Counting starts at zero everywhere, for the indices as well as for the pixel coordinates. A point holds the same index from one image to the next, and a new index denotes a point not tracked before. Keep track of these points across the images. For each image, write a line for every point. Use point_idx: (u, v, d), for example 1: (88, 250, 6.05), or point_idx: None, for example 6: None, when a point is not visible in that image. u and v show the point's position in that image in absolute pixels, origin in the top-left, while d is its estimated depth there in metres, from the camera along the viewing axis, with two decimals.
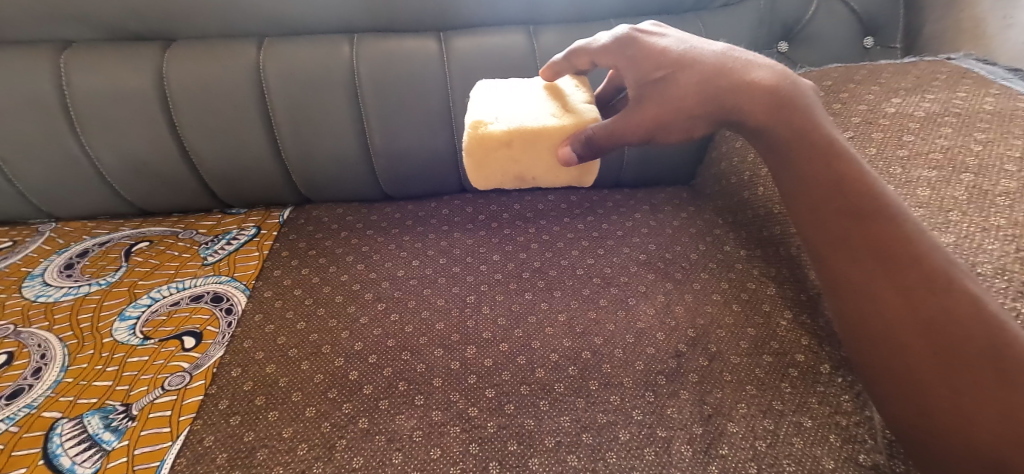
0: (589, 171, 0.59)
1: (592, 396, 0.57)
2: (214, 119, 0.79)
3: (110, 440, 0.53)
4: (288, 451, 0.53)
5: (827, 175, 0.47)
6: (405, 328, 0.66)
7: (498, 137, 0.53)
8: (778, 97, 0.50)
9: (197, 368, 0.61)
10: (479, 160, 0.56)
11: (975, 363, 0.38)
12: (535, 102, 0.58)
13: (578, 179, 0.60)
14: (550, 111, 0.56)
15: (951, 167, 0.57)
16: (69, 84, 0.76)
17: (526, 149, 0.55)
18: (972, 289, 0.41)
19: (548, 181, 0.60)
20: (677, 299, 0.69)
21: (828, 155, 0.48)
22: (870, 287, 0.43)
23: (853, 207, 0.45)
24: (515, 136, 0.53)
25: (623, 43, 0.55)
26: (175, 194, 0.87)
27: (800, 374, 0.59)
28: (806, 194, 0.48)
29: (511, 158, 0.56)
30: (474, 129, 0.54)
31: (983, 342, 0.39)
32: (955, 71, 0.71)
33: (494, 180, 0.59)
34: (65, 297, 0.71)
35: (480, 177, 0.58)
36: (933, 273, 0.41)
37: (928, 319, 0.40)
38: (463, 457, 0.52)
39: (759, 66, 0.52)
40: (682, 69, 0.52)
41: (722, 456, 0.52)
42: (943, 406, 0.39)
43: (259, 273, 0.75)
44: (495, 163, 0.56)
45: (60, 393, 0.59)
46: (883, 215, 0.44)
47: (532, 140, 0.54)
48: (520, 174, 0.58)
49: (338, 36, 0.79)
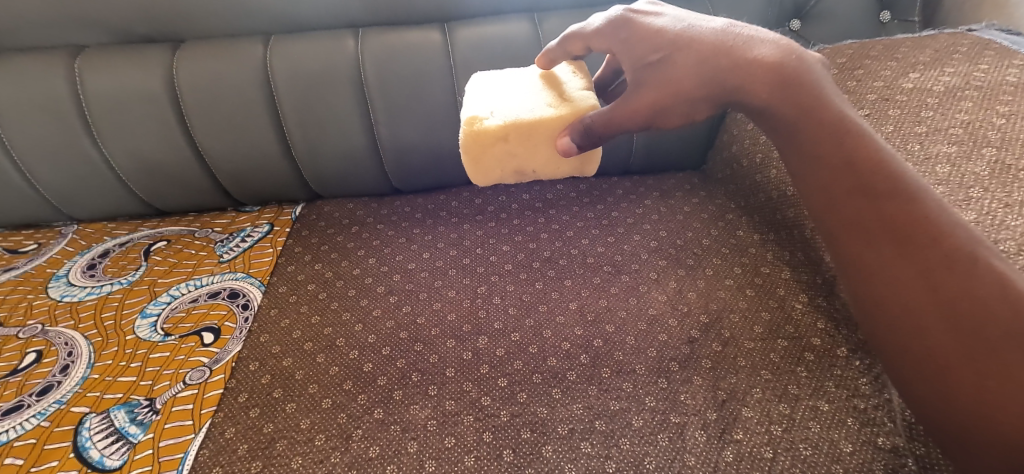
0: (589, 160, 0.58)
1: (604, 384, 0.57)
2: (225, 118, 0.80)
3: (136, 433, 0.55)
4: (306, 441, 0.54)
5: (838, 153, 0.45)
6: (417, 319, 0.67)
7: (493, 132, 0.52)
8: (784, 74, 0.47)
9: (216, 363, 0.62)
10: (477, 156, 0.55)
11: (996, 344, 0.36)
12: (530, 93, 0.57)
13: (578, 168, 0.59)
14: (546, 102, 0.55)
15: (972, 142, 0.56)
16: (84, 89, 0.78)
17: (523, 143, 0.54)
18: (995, 266, 0.38)
19: (549, 173, 0.59)
20: (689, 285, 0.69)
21: (838, 132, 0.45)
22: (886, 269, 0.41)
23: (869, 186, 0.43)
24: (511, 130, 0.52)
25: (616, 26, 0.54)
26: (190, 194, 0.88)
27: (816, 358, 0.58)
28: (817, 174, 0.46)
29: (509, 152, 0.55)
30: (469, 125, 0.53)
31: (1008, 320, 0.36)
32: (976, 43, 0.68)
33: (493, 175, 0.58)
34: (89, 297, 0.73)
35: (479, 173, 0.58)
36: (954, 251, 0.39)
37: (949, 301, 0.38)
38: (477, 445, 0.53)
39: (762, 42, 0.50)
40: (679, 50, 0.50)
41: (737, 441, 0.52)
42: (966, 393, 0.37)
43: (273, 269, 0.76)
44: (492, 158, 0.55)
45: (86, 389, 0.60)
46: (899, 194, 0.41)
47: (530, 133, 0.53)
48: (518, 167, 0.57)
49: (343, 31, 0.79)
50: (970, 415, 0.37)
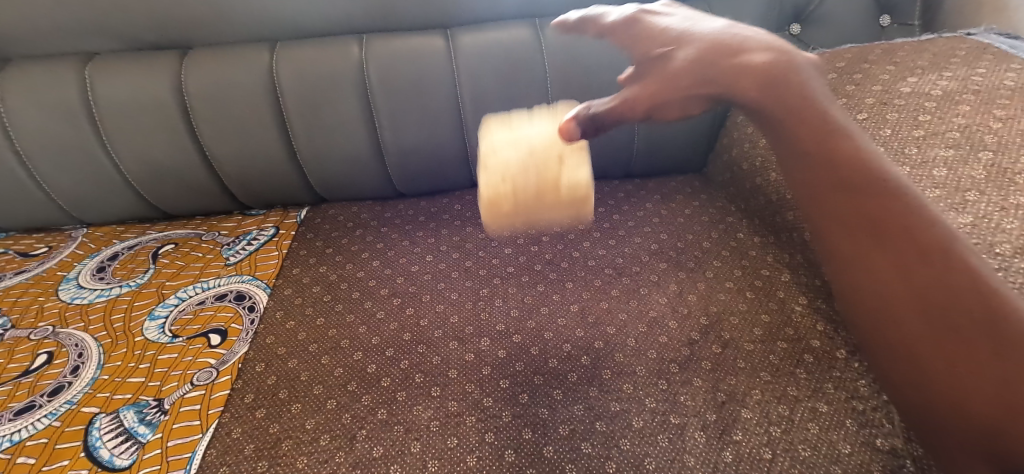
0: (586, 194, 0.60)
1: (605, 385, 0.58)
2: (232, 123, 0.82)
3: (145, 433, 0.56)
4: (311, 441, 0.55)
5: (816, 143, 0.42)
6: (420, 321, 0.68)
7: (511, 172, 0.56)
8: (773, 69, 0.44)
9: (223, 364, 0.63)
10: (491, 200, 0.58)
11: (973, 339, 0.35)
12: (535, 118, 0.61)
13: (578, 213, 0.62)
14: (551, 124, 0.59)
15: (969, 146, 0.56)
16: (94, 95, 0.79)
17: (534, 183, 0.57)
18: (968, 261, 0.37)
19: (553, 219, 0.61)
20: (690, 288, 0.70)
21: (818, 123, 0.42)
22: (863, 260, 0.39)
23: (844, 174, 0.40)
24: (525, 169, 0.56)
25: (628, 22, 0.55)
26: (197, 197, 0.90)
27: (816, 359, 0.59)
28: (792, 163, 0.43)
29: (519, 193, 0.57)
30: (488, 166, 0.57)
31: (979, 313, 0.35)
32: (974, 47, 0.68)
33: (504, 225, 0.60)
34: (98, 299, 0.75)
35: (493, 221, 0.60)
36: (926, 242, 0.37)
37: (925, 294, 0.36)
38: (479, 445, 0.53)
39: (758, 43, 0.46)
40: (681, 45, 0.49)
41: (736, 442, 0.52)
42: (937, 384, 0.36)
43: (279, 272, 0.77)
44: (505, 201, 0.58)
45: (96, 389, 0.62)
46: (873, 181, 0.39)
47: (539, 155, 0.57)
48: (528, 218, 0.59)
49: (347, 37, 0.81)
50: (946, 405, 0.36)
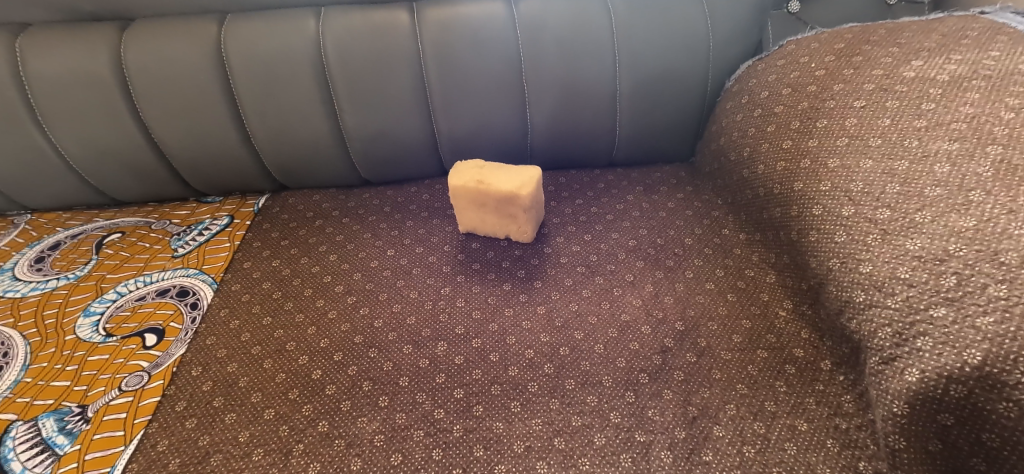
0: (516, 180, 0.67)
1: (567, 397, 0.53)
2: (180, 104, 0.76)
3: (63, 444, 0.51)
4: (243, 456, 0.50)
5: None
6: (374, 322, 0.63)
7: (471, 177, 0.68)
8: None
9: (156, 367, 0.59)
10: (459, 200, 0.70)
11: None
12: (460, 168, 0.71)
13: (519, 230, 0.71)
14: (469, 166, 0.71)
15: (977, 139, 0.48)
16: (25, 72, 0.72)
17: (483, 197, 0.68)
18: None
19: (501, 225, 0.72)
20: (666, 289, 0.65)
21: None
22: None
23: None
24: (477, 186, 0.67)
25: None
26: (149, 183, 0.85)
27: (798, 371, 0.54)
28: None
29: (475, 201, 0.69)
30: (456, 173, 0.70)
31: None
32: (988, 27, 0.59)
33: (468, 215, 0.72)
34: (32, 293, 0.70)
35: (460, 211, 0.72)
36: None
37: None
38: (425, 464, 0.49)
39: None
40: None
41: (705, 463, 0.47)
42: None
43: (228, 266, 0.72)
44: (466, 201, 0.70)
45: (18, 393, 0.57)
46: None
47: (460, 184, 0.68)
48: (482, 212, 0.71)
49: (303, 11, 0.73)
50: None
